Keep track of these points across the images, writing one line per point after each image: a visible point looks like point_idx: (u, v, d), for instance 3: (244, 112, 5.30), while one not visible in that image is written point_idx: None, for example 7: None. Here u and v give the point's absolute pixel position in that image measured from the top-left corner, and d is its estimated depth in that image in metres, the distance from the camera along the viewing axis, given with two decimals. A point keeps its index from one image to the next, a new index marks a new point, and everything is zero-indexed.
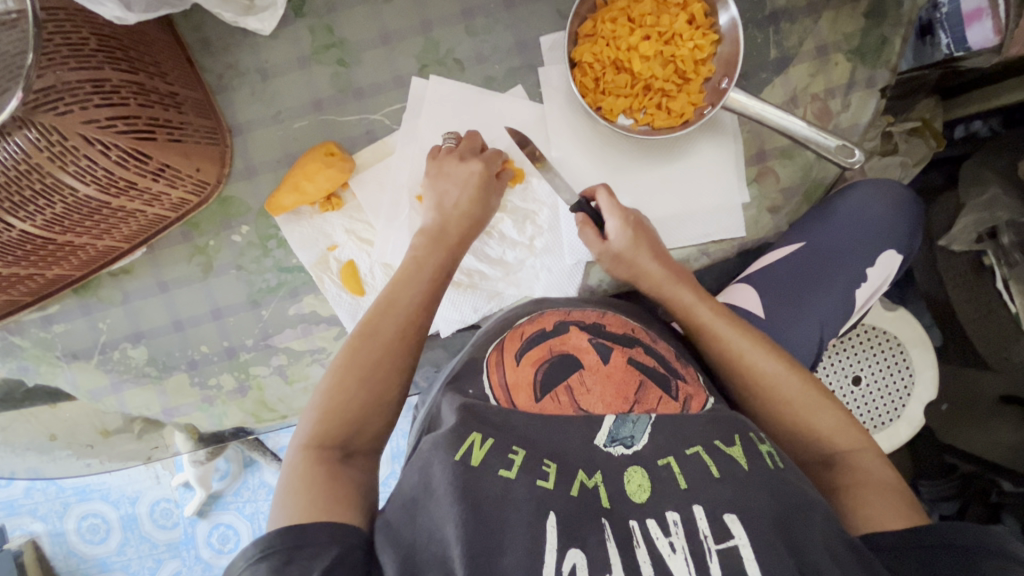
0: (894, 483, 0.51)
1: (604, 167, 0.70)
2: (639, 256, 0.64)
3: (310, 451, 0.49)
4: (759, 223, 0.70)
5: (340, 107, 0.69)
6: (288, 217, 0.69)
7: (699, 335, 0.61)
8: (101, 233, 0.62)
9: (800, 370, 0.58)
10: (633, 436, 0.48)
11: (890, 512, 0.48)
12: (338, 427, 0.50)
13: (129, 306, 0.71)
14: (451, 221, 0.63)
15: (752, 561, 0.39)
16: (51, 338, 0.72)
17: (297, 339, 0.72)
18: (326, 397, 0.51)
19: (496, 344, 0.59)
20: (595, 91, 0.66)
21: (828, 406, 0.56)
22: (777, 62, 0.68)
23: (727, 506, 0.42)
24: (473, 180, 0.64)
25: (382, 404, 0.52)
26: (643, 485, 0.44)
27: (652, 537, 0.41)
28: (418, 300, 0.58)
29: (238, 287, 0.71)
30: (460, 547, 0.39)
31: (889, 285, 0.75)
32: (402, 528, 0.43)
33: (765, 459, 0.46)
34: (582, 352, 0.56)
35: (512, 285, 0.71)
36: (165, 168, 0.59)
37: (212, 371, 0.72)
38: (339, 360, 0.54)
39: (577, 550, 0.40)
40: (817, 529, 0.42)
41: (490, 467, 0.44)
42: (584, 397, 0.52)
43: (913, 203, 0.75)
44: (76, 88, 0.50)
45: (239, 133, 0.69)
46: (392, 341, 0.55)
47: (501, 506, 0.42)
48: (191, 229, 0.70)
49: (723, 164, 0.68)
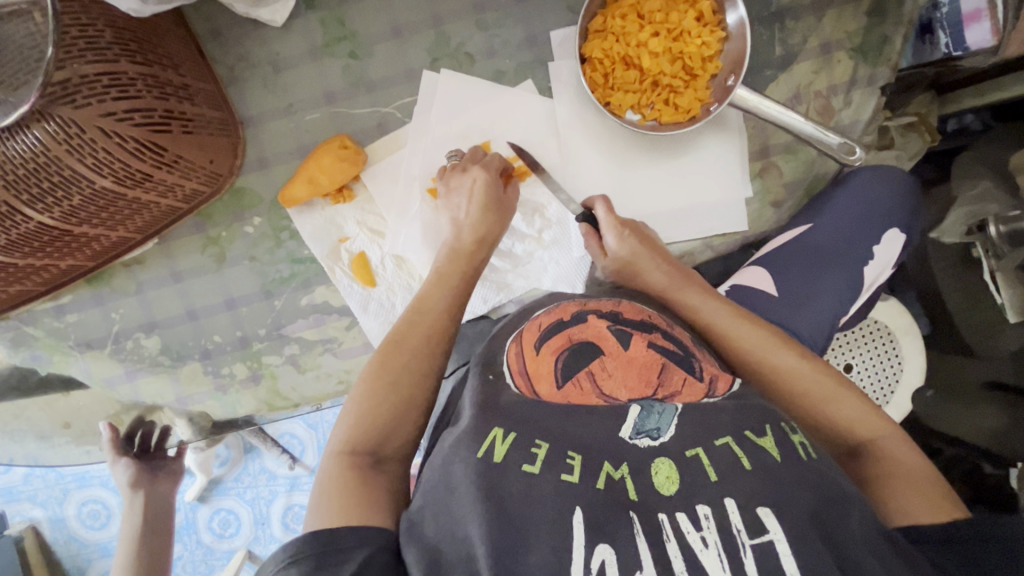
0: (921, 471, 0.53)
1: (613, 163, 0.71)
2: (640, 269, 0.66)
3: (343, 456, 0.52)
4: (762, 217, 0.71)
5: (352, 99, 0.69)
6: (300, 209, 0.70)
7: (711, 329, 0.63)
8: (115, 224, 0.62)
9: (811, 358, 0.61)
10: (660, 427, 0.50)
11: (922, 505, 0.49)
12: (367, 431, 0.53)
13: (142, 296, 0.72)
14: (465, 230, 0.65)
15: (789, 557, 0.41)
16: (64, 327, 0.72)
17: (309, 329, 0.73)
18: (360, 405, 0.54)
19: (515, 336, 0.61)
20: (605, 86, 0.67)
21: (847, 396, 0.58)
22: (782, 59, 0.70)
23: (761, 501, 0.44)
24: (479, 189, 0.65)
25: (412, 408, 0.55)
26: (672, 477, 0.46)
27: (683, 531, 0.43)
28: (445, 310, 0.60)
29: (252, 278, 0.72)
30: (484, 547, 0.42)
31: (891, 270, 0.78)
32: (426, 525, 0.46)
33: (798, 451, 0.49)
34: (602, 339, 0.59)
35: (521, 277, 0.73)
36: (179, 160, 0.60)
37: (226, 360, 0.73)
38: (370, 370, 0.56)
39: (605, 545, 0.42)
40: (855, 520, 0.44)
41: (512, 462, 0.47)
42: (606, 382, 0.56)
43: (913, 194, 0.77)
44: (93, 81, 0.50)
45: (251, 126, 0.70)
46: (420, 348, 0.57)
47: (524, 500, 0.44)
48: (203, 220, 0.71)
49: (727, 161, 0.70)
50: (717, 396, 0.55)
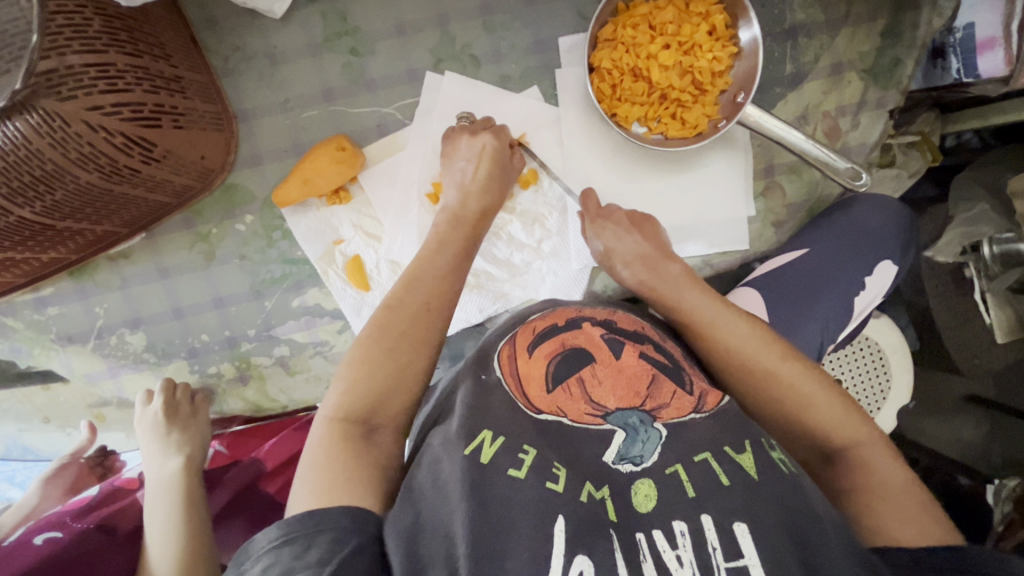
0: (902, 484, 0.51)
1: (617, 173, 0.69)
2: (614, 263, 0.66)
3: (336, 422, 0.51)
4: (763, 237, 0.71)
5: (352, 97, 0.67)
6: (293, 209, 0.68)
7: (700, 326, 0.61)
8: (100, 218, 0.60)
9: (799, 358, 0.58)
10: (643, 454, 0.49)
11: (906, 527, 0.47)
12: (362, 400, 0.52)
13: (127, 291, 0.70)
14: (471, 198, 0.63)
15: (758, 567, 0.41)
16: (45, 320, 0.70)
17: (300, 331, 0.71)
18: (356, 373, 0.53)
19: (508, 336, 0.61)
20: (611, 97, 0.65)
21: (829, 396, 0.55)
22: (793, 77, 0.68)
23: (737, 516, 0.44)
24: (486, 154, 0.64)
25: (410, 374, 0.54)
26: (650, 495, 0.47)
27: (659, 549, 0.43)
28: (442, 273, 0.59)
29: (242, 277, 0.70)
30: (466, 546, 0.41)
31: (883, 298, 0.77)
32: (405, 517, 0.45)
33: (777, 465, 0.49)
34: (596, 347, 0.58)
35: (518, 287, 0.71)
36: (168, 155, 0.58)
37: (213, 359, 0.72)
38: (369, 335, 0.54)
39: (584, 556, 0.42)
40: (835, 547, 0.44)
41: (499, 466, 0.47)
42: (595, 390, 0.55)
43: (906, 217, 0.77)
44: (80, 73, 0.47)
45: (246, 119, 0.67)
46: (419, 315, 0.56)
47: (509, 505, 0.44)
48: (193, 216, 0.69)
49: (732, 177, 0.69)
50: (702, 411, 0.54)
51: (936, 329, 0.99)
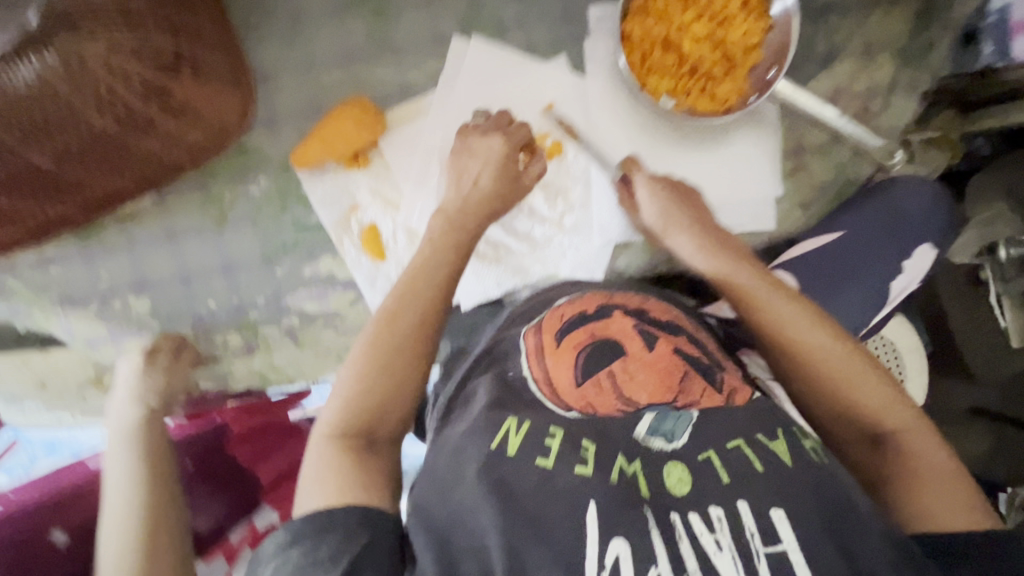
0: (946, 467, 0.49)
1: (644, 149, 0.68)
2: (669, 234, 0.61)
3: (337, 438, 0.47)
4: (790, 217, 0.70)
5: (375, 61, 0.66)
6: (310, 172, 0.66)
7: (758, 316, 0.55)
8: (111, 172, 0.58)
9: (846, 339, 0.54)
10: (674, 431, 0.46)
11: (952, 511, 0.46)
12: (365, 412, 0.48)
13: (133, 254, 0.67)
14: (474, 199, 0.59)
15: (801, 563, 0.40)
16: (45, 281, 0.67)
17: (311, 300, 0.69)
18: (356, 384, 0.49)
19: (533, 323, 0.56)
20: (642, 68, 0.64)
21: (877, 381, 0.52)
22: (824, 56, 0.67)
23: (773, 503, 0.42)
24: (496, 155, 0.61)
25: (408, 384, 0.50)
26: (684, 479, 0.43)
27: (695, 532, 0.41)
28: (440, 283, 0.54)
29: (253, 243, 0.67)
30: (499, 539, 0.40)
31: (919, 282, 0.74)
32: (433, 508, 0.44)
33: (810, 455, 0.45)
34: (628, 338, 0.53)
35: (538, 262, 0.69)
36: (186, 108, 0.56)
37: (219, 328, 0.69)
38: (369, 348, 0.50)
39: (620, 538, 0.40)
40: (872, 520, 0.42)
41: (527, 457, 0.44)
42: (627, 386, 0.51)
43: (947, 198, 0.74)
44: (101, 9, 0.46)
45: (265, 80, 0.66)
46: (411, 332, 0.51)
47: (541, 493, 0.42)
48: (205, 176, 0.66)
49: (760, 156, 0.68)
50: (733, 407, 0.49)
51: (948, 331, 0.95)
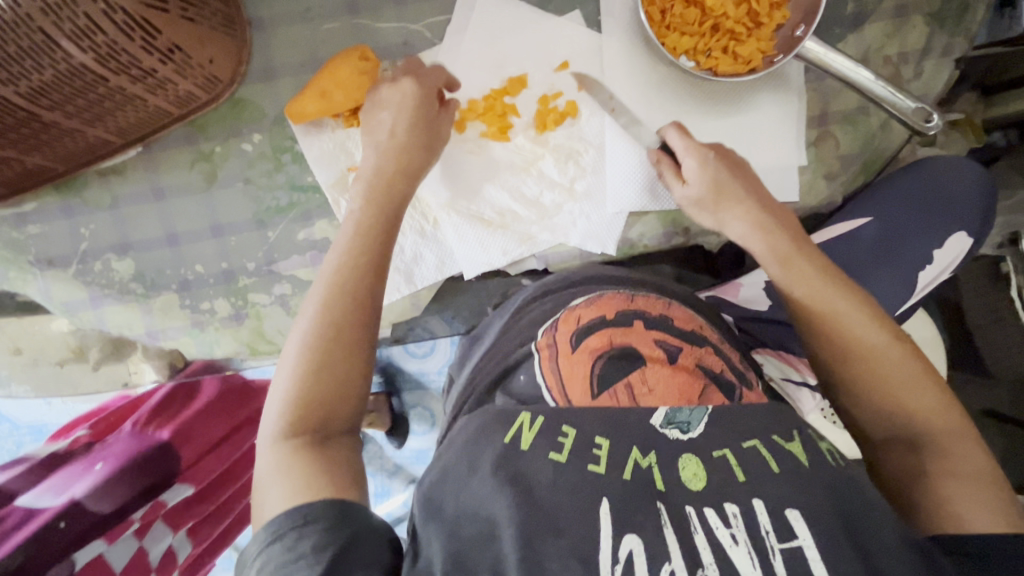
0: (989, 475, 0.43)
1: (662, 112, 0.64)
2: (719, 208, 0.56)
3: (283, 442, 0.42)
4: (813, 189, 0.66)
5: (378, 11, 0.62)
6: (307, 128, 0.62)
7: (802, 308, 0.50)
8: (94, 118, 0.53)
9: (901, 339, 0.48)
10: (689, 422, 0.42)
11: (986, 513, 0.41)
12: (309, 406, 0.42)
13: (117, 212, 0.63)
14: (397, 155, 0.55)
15: (818, 561, 0.34)
16: (24, 240, 0.64)
17: (304, 267, 0.65)
18: (291, 386, 0.43)
19: (548, 325, 0.53)
20: (660, 24, 0.60)
21: (930, 383, 0.46)
22: (854, 17, 0.64)
23: (789, 502, 0.37)
24: (408, 103, 0.56)
25: (348, 369, 0.44)
26: (699, 473, 0.39)
27: (710, 525, 0.36)
28: (360, 249, 0.49)
29: (245, 203, 0.64)
30: (512, 528, 0.36)
31: (950, 273, 0.72)
32: (444, 503, 0.39)
33: (826, 456, 0.41)
34: (646, 346, 0.49)
35: (547, 230, 0.65)
36: (175, 51, 0.51)
37: (206, 294, 0.65)
38: (300, 344, 0.44)
39: (633, 534, 0.36)
40: (887, 529, 0.37)
41: (538, 452, 0.39)
42: (644, 398, 0.46)
43: (987, 183, 0.70)
44: None
45: (260, 29, 0.62)
46: (339, 313, 0.45)
47: (551, 493, 0.37)
48: (196, 130, 0.62)
49: (783, 125, 0.64)
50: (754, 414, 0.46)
51: (965, 327, 0.90)
